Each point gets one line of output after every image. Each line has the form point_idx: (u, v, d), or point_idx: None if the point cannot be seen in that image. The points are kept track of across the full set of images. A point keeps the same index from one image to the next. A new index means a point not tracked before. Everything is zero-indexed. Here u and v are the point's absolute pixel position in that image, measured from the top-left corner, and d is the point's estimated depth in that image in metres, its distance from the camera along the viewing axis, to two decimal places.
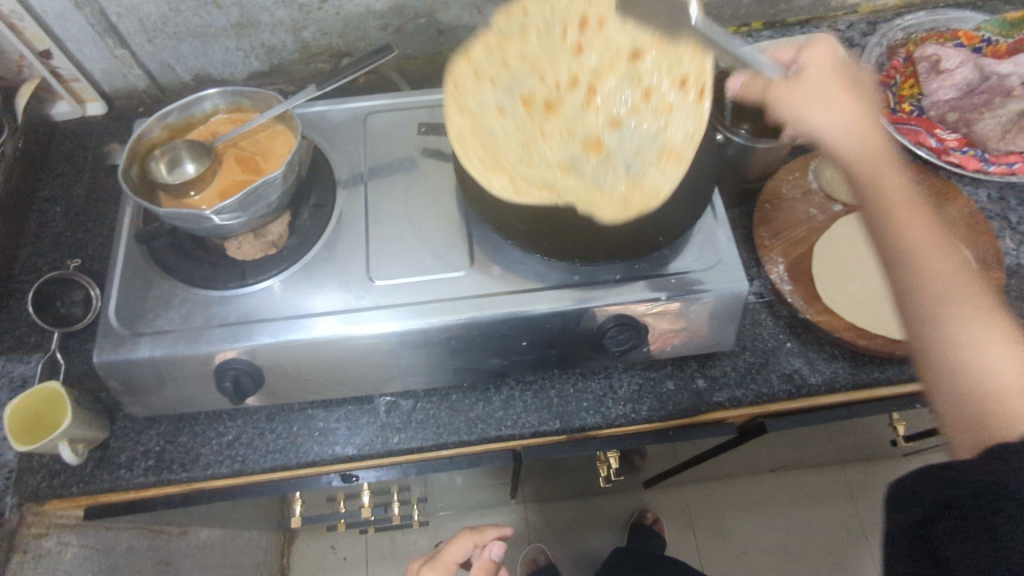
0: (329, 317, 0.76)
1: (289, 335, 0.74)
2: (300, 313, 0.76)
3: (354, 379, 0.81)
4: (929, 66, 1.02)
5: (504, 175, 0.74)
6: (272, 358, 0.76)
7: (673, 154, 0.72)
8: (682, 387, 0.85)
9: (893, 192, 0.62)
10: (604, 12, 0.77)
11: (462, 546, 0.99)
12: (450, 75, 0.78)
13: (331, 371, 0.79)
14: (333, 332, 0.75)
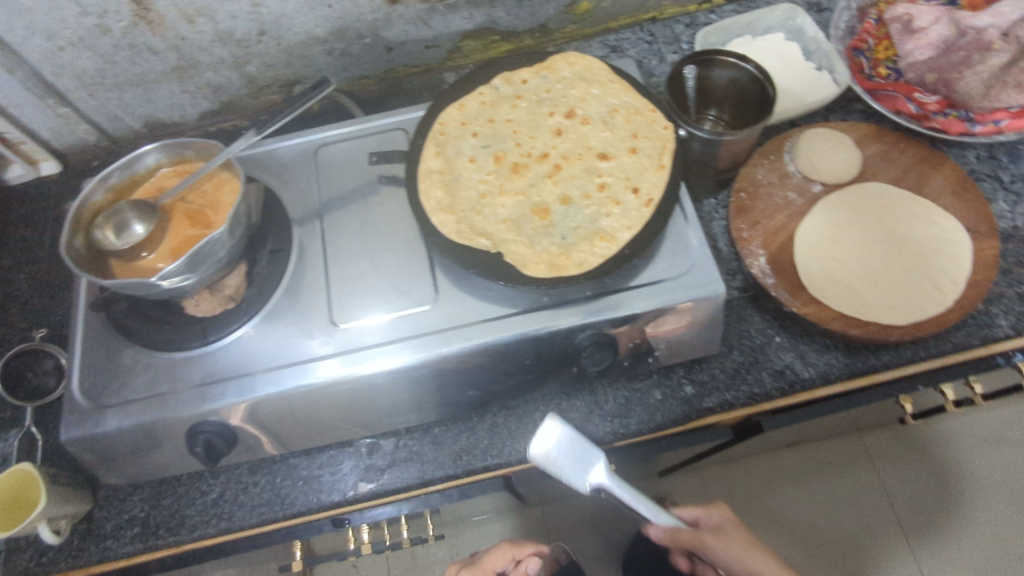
0: (331, 358, 0.73)
1: (283, 384, 0.72)
2: (297, 359, 0.74)
3: (337, 426, 0.78)
4: (901, 27, 0.95)
5: (452, 217, 0.76)
6: (268, 411, 0.74)
7: (605, 236, 0.73)
8: (670, 396, 0.82)
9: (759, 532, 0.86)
10: (591, 113, 0.82)
11: (502, 557, 1.09)
12: (437, 121, 0.83)
13: (309, 418, 0.76)
14: (334, 374, 0.72)
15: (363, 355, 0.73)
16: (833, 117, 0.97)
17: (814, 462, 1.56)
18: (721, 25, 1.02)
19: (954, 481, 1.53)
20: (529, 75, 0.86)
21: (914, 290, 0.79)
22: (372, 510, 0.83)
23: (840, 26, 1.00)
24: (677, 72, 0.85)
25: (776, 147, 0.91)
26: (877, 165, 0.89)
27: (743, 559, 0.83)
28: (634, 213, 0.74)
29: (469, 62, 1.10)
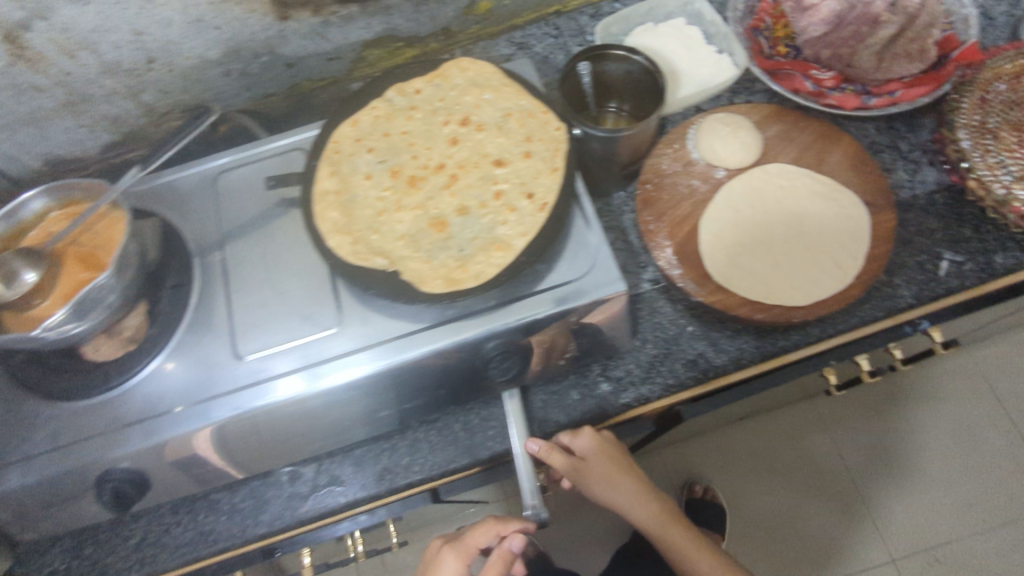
0: (292, 374, 0.72)
1: (242, 406, 0.71)
2: (259, 377, 0.73)
3: (276, 453, 0.78)
4: (795, 5, 0.94)
5: (347, 237, 0.75)
6: (235, 432, 0.73)
7: (501, 245, 0.73)
8: (588, 395, 0.83)
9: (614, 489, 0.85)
10: (486, 120, 0.82)
11: (483, 534, 0.92)
12: (331, 140, 0.82)
13: (276, 437, 0.76)
14: (298, 392, 0.71)
15: (325, 369, 0.72)
16: (737, 99, 0.98)
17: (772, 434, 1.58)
18: (621, 15, 1.00)
19: (921, 418, 1.57)
20: (422, 85, 0.85)
21: (815, 269, 0.80)
22: (329, 527, 0.81)
23: (738, 6, 1.00)
24: (570, 69, 0.84)
25: (679, 136, 0.91)
26: (778, 145, 0.89)
27: (609, 485, 0.85)
28: (529, 219, 0.74)
29: (376, 71, 1.08)
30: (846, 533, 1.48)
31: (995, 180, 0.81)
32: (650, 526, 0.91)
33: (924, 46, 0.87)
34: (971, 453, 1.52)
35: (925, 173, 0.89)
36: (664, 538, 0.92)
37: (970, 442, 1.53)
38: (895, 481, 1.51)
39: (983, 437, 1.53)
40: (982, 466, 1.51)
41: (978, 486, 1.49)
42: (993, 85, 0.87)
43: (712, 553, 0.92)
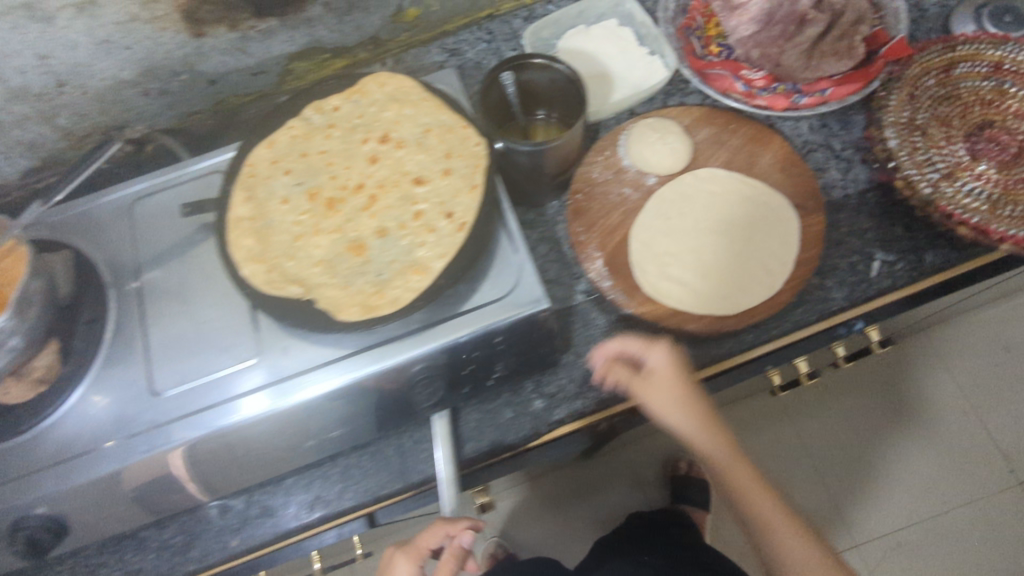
0: (258, 393, 0.72)
1: (210, 425, 0.70)
2: (228, 395, 0.72)
3: (246, 469, 0.78)
4: (723, 4, 0.92)
5: (262, 265, 0.74)
6: (209, 449, 0.72)
7: (420, 268, 0.72)
8: (522, 413, 0.83)
9: (664, 409, 0.74)
10: (406, 136, 0.79)
11: (431, 537, 0.80)
12: (246, 163, 0.79)
13: (248, 453, 0.76)
14: (265, 409, 0.71)
15: (294, 386, 0.72)
16: (671, 101, 0.95)
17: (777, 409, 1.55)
18: (550, 19, 0.99)
19: (932, 387, 1.55)
20: (340, 101, 0.82)
21: (744, 276, 0.80)
22: (265, 559, 0.83)
23: (669, 6, 0.97)
24: (491, 80, 0.81)
25: (610, 144, 0.89)
26: (709, 149, 0.87)
27: (662, 413, 0.74)
28: (448, 239, 0.73)
29: (305, 82, 1.06)
30: (847, 502, 1.49)
31: (921, 179, 0.80)
32: (723, 464, 0.73)
33: (852, 43, 0.86)
34: (978, 424, 1.52)
35: (856, 172, 0.88)
36: (744, 498, 0.73)
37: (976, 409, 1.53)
38: (902, 448, 1.51)
39: (994, 403, 1.53)
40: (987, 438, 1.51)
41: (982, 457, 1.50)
42: (921, 80, 0.86)
43: (784, 511, 0.72)
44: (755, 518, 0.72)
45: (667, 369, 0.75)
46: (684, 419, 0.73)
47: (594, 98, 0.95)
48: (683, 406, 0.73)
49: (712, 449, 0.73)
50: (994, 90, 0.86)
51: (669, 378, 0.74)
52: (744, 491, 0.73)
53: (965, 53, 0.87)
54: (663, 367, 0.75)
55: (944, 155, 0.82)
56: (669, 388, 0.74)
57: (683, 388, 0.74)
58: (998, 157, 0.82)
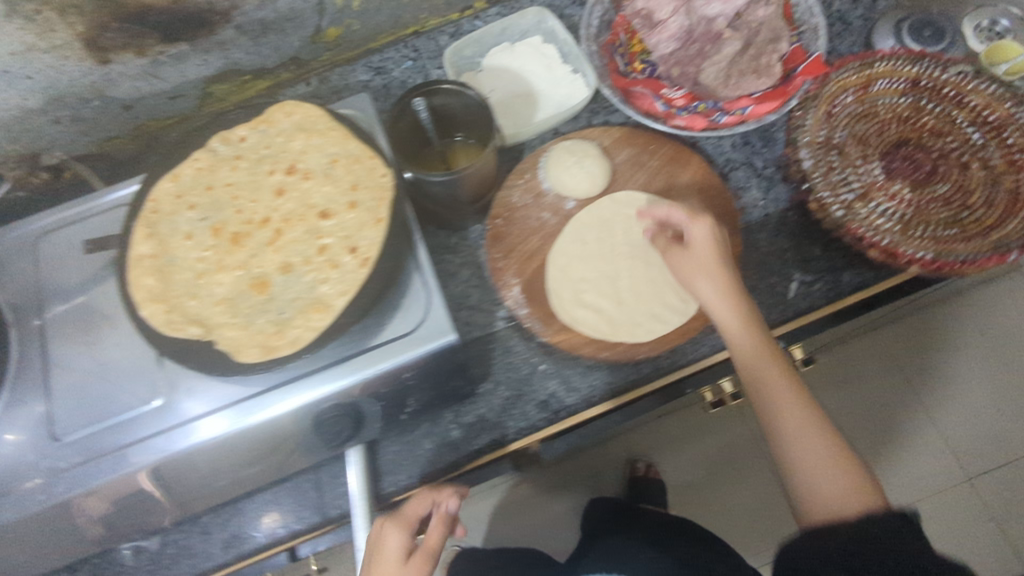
0: (214, 415, 0.73)
1: (167, 447, 0.72)
2: (185, 417, 0.73)
3: (210, 486, 0.80)
4: (644, 21, 0.90)
5: (162, 305, 0.72)
6: (173, 468, 0.74)
7: (322, 306, 0.71)
8: (440, 443, 0.84)
9: (699, 283, 0.75)
10: (312, 166, 0.78)
11: (421, 503, 0.76)
12: (148, 198, 0.77)
13: (211, 473, 0.78)
14: (224, 430, 0.72)
15: (253, 407, 0.73)
16: (596, 120, 0.94)
17: (730, 415, 1.44)
18: (473, 37, 0.96)
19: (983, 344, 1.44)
20: (247, 131, 0.80)
21: (657, 304, 0.81)
22: None
23: (592, 23, 0.93)
24: (401, 106, 0.79)
25: (530, 167, 0.88)
26: (628, 172, 0.87)
27: (696, 282, 0.75)
28: (350, 275, 0.72)
29: (229, 104, 1.03)
30: (883, 458, 1.41)
31: (833, 200, 0.81)
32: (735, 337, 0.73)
33: (769, 61, 0.85)
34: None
35: (778, 191, 0.87)
36: (771, 396, 0.73)
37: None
38: (947, 405, 1.43)
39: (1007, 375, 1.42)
40: None
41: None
42: (839, 97, 0.85)
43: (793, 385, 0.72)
44: (775, 407, 0.73)
45: (708, 245, 0.75)
46: (717, 300, 0.74)
47: (519, 118, 0.93)
48: (716, 285, 0.74)
49: (747, 339, 0.73)
50: (910, 106, 0.85)
51: (707, 258, 0.75)
52: (772, 390, 0.73)
53: (882, 70, 0.86)
54: (708, 244, 0.75)
55: (861, 175, 0.82)
56: (704, 267, 0.75)
57: (717, 267, 0.75)
58: (913, 176, 0.81)
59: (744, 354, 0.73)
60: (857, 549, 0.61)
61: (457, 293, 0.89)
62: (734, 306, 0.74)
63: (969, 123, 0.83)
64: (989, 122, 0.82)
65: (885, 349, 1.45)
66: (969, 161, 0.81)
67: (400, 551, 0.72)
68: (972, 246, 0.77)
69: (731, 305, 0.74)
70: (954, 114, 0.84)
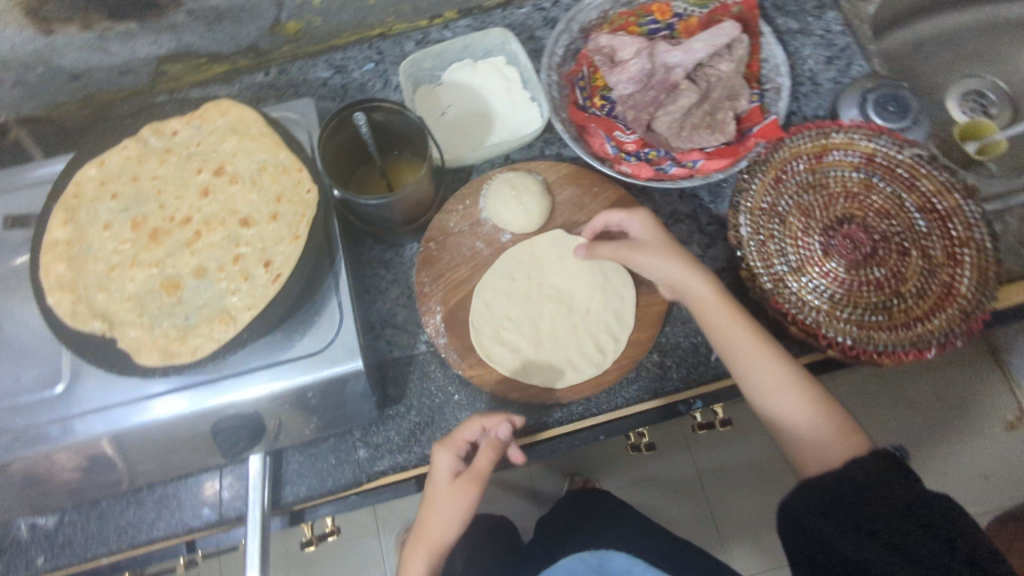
0: (174, 394, 0.70)
1: (112, 422, 0.70)
2: (143, 393, 0.71)
3: (166, 462, 0.75)
4: (605, 58, 0.90)
5: (70, 296, 0.70)
6: (133, 439, 0.71)
7: (226, 318, 0.68)
8: (344, 460, 0.82)
9: (656, 261, 0.75)
10: (241, 170, 0.76)
11: (472, 428, 0.72)
12: (71, 183, 0.76)
13: (170, 449, 0.74)
14: (177, 412, 0.70)
15: (217, 389, 0.71)
16: (548, 150, 0.94)
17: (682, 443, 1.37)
18: (433, 51, 0.94)
19: (951, 402, 1.43)
20: (180, 126, 0.79)
21: (576, 350, 0.80)
22: None
23: (557, 51, 0.92)
24: (339, 121, 0.77)
25: (472, 192, 0.87)
26: (569, 211, 0.86)
27: (648, 263, 0.76)
28: (260, 290, 0.69)
29: (182, 83, 1.00)
30: None
31: (764, 271, 0.80)
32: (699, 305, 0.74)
33: (722, 119, 0.85)
34: (990, 446, 1.41)
35: (717, 250, 0.87)
36: (749, 373, 0.71)
37: (990, 432, 1.41)
38: (918, 457, 1.42)
39: (967, 435, 1.42)
40: (1000, 460, 1.40)
41: (996, 484, 1.39)
42: (789, 164, 0.83)
43: (764, 344, 0.72)
44: (756, 384, 0.71)
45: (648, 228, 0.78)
46: (675, 276, 0.74)
47: (469, 140, 0.92)
48: (669, 260, 0.75)
49: (716, 314, 0.72)
50: (860, 182, 0.82)
51: (654, 239, 0.77)
52: (754, 368, 0.71)
53: (839, 142, 0.83)
54: (648, 227, 0.78)
55: (798, 248, 0.81)
56: (655, 244, 0.76)
57: (664, 243, 0.76)
58: (853, 256, 0.79)
59: (718, 331, 0.73)
60: (839, 488, 0.62)
61: (383, 310, 0.87)
62: (691, 282, 0.74)
63: (916, 208, 0.80)
64: (936, 211, 0.79)
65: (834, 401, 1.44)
66: (910, 249, 0.79)
67: (448, 474, 0.71)
68: (894, 337, 0.76)
69: (688, 282, 0.74)
70: (903, 197, 0.81)
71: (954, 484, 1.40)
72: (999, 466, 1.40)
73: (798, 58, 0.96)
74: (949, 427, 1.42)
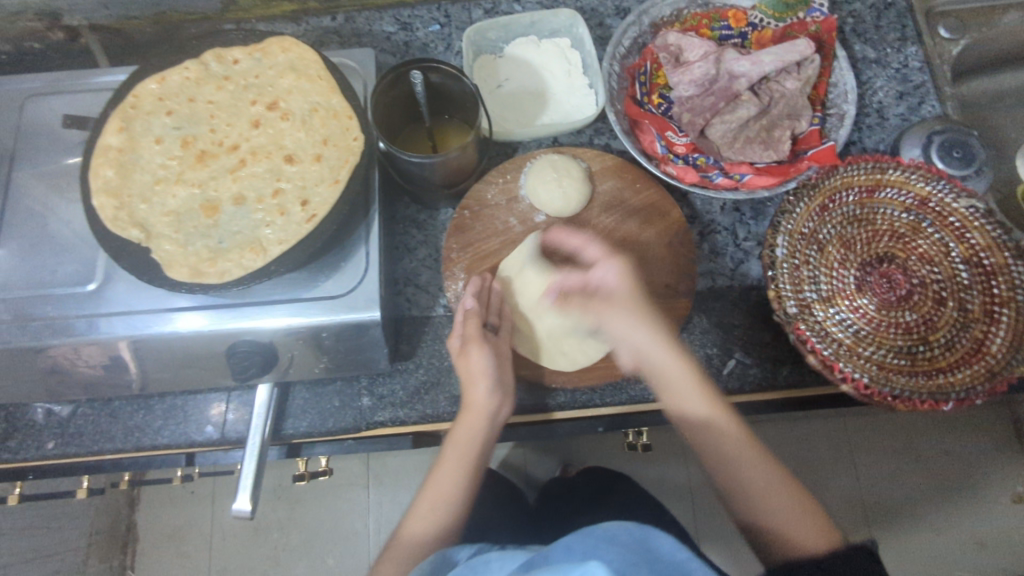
0: (197, 311, 0.73)
1: (133, 327, 0.72)
2: (168, 306, 0.73)
3: (180, 375, 0.78)
4: (670, 57, 0.88)
5: (114, 201, 0.72)
6: (150, 348, 0.74)
7: (257, 247, 0.70)
8: (347, 405, 0.83)
9: (629, 325, 0.73)
10: (295, 108, 0.77)
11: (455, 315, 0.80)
12: (129, 91, 0.77)
13: (180, 364, 0.76)
14: (194, 328, 0.72)
15: (234, 314, 0.73)
16: (597, 140, 0.93)
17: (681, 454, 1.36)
18: (500, 23, 0.94)
19: (962, 462, 1.40)
20: (241, 56, 0.80)
21: (590, 341, 0.80)
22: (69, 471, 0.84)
23: (623, 42, 0.91)
24: (396, 76, 0.78)
25: (514, 167, 0.87)
26: (606, 202, 0.85)
27: (622, 327, 0.73)
28: (293, 227, 0.71)
29: (253, 16, 1.02)
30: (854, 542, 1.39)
31: (792, 296, 0.77)
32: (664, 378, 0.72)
33: (779, 136, 0.84)
34: (994, 513, 1.38)
35: (749, 266, 0.86)
36: (723, 460, 0.70)
37: (997, 500, 1.39)
38: (921, 510, 1.39)
39: (972, 497, 1.40)
40: (1002, 529, 1.37)
41: (991, 551, 1.37)
42: (839, 193, 0.81)
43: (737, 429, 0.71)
44: (731, 471, 0.70)
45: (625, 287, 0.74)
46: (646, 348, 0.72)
47: (521, 117, 0.91)
48: (643, 322, 0.72)
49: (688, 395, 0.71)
50: (909, 224, 0.81)
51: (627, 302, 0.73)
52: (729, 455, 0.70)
53: (895, 179, 0.81)
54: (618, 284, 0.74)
55: (831, 279, 0.79)
56: (631, 305, 0.73)
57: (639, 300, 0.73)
58: (886, 296, 0.78)
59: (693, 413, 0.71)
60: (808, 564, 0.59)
61: (409, 268, 0.88)
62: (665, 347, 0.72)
63: (961, 259, 0.78)
64: (982, 266, 0.77)
65: (843, 440, 1.42)
66: (947, 299, 0.78)
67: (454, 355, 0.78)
68: (912, 383, 0.74)
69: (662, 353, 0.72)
70: (950, 245, 0.79)
71: (950, 544, 1.38)
72: (995, 535, 1.37)
73: (869, 88, 0.94)
74: (951, 487, 1.40)
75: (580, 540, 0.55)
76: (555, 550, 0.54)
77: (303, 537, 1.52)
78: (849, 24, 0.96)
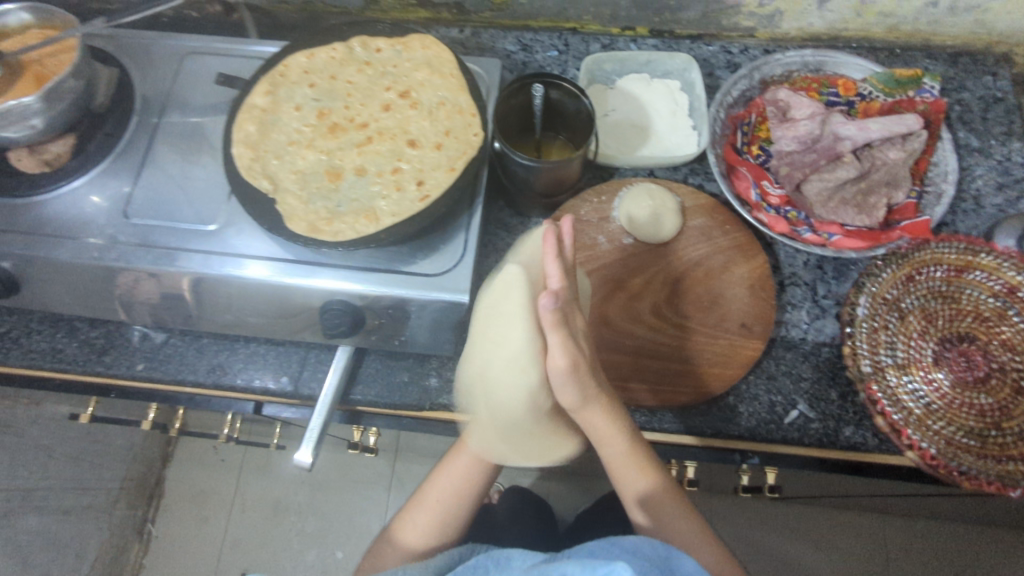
0: (264, 262, 0.77)
1: (214, 268, 0.77)
2: (237, 251, 0.78)
3: (268, 321, 0.84)
4: (777, 111, 0.93)
5: (252, 153, 0.79)
6: (210, 286, 0.79)
7: (371, 216, 0.75)
8: (415, 381, 0.87)
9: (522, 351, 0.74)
10: (425, 100, 0.84)
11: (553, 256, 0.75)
12: (282, 59, 0.85)
13: (271, 312, 0.82)
14: (260, 277, 0.77)
15: (307, 272, 0.77)
16: (692, 179, 0.97)
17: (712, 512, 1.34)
18: (618, 56, 1.00)
19: None
20: (384, 46, 0.88)
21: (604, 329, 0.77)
22: (150, 391, 0.90)
23: (732, 92, 0.96)
24: (521, 85, 0.85)
25: (611, 190, 0.91)
26: (695, 236, 0.88)
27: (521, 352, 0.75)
28: (407, 203, 0.76)
29: (388, 17, 1.11)
30: None
31: (867, 356, 0.79)
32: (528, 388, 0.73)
33: (874, 203, 0.86)
34: None
35: (824, 323, 0.87)
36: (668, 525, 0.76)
37: None
38: None
39: None
40: None
41: None
42: (927, 267, 0.82)
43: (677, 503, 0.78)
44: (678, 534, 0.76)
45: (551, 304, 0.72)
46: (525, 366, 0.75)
47: (623, 145, 0.96)
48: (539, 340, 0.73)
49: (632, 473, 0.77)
50: (995, 309, 0.80)
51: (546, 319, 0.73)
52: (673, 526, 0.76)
53: (986, 263, 0.82)
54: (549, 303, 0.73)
55: (909, 347, 0.79)
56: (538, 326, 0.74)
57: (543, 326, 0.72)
58: (962, 374, 0.78)
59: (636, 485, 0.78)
60: None
61: (494, 267, 0.93)
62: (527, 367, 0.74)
63: None
64: None
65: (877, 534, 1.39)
66: None
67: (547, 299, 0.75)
68: (980, 464, 0.73)
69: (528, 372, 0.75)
70: None
71: None
72: None
73: (968, 174, 0.95)
74: None
75: (606, 548, 0.62)
76: (581, 551, 0.62)
77: (318, 523, 1.54)
78: (956, 111, 0.99)
